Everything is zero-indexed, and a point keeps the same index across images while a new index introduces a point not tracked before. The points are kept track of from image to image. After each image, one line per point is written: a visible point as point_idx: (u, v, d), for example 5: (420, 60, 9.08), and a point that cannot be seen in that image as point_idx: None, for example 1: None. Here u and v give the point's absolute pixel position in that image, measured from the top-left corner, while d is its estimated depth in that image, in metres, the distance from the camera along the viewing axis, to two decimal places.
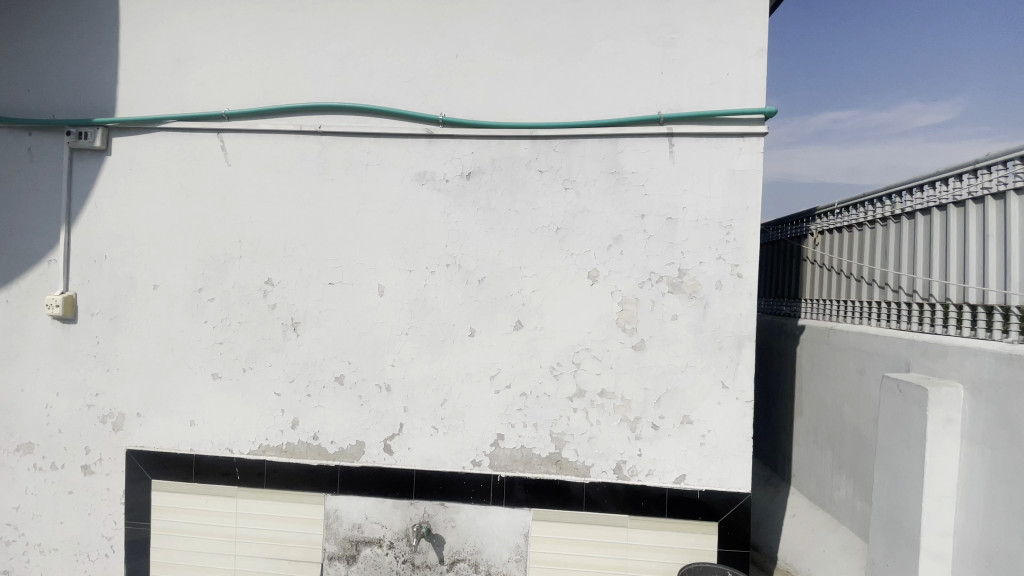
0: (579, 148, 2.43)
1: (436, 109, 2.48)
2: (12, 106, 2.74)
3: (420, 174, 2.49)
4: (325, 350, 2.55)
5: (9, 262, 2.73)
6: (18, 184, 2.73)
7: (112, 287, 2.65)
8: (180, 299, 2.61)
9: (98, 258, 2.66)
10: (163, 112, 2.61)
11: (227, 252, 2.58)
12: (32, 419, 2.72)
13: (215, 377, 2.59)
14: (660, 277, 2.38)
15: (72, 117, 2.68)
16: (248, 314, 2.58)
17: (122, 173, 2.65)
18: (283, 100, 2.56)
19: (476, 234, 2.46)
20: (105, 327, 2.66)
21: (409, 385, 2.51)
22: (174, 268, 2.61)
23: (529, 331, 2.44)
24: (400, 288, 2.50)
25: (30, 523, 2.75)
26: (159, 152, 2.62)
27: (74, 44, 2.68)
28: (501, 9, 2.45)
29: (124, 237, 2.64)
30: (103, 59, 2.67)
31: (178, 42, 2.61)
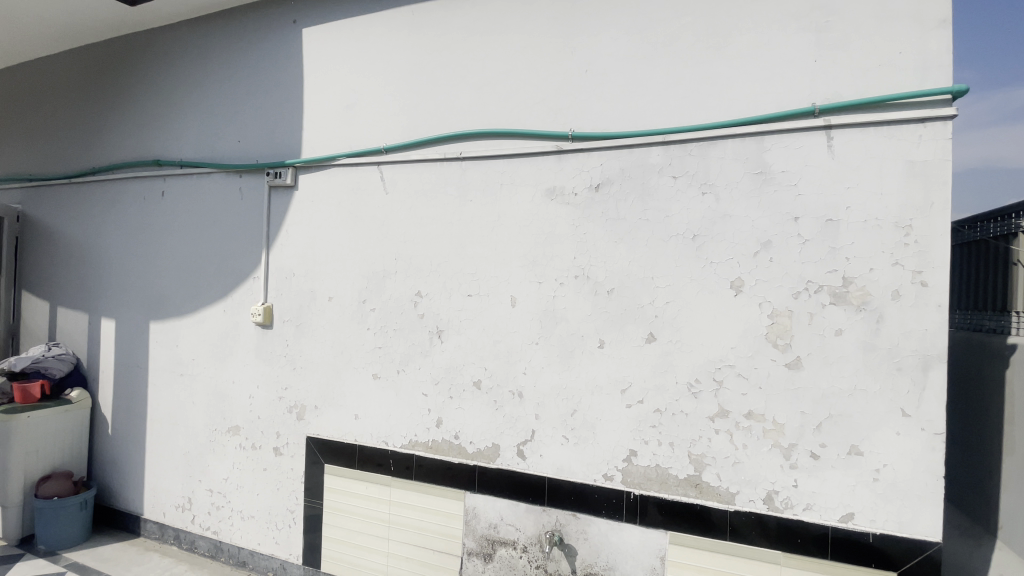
0: (718, 150, 2.30)
1: (566, 125, 2.56)
2: (229, 155, 3.46)
3: (551, 189, 2.58)
4: (464, 357, 2.74)
5: (226, 279, 3.43)
6: (232, 217, 3.42)
7: (298, 299, 3.18)
8: (349, 308, 3.02)
9: (288, 275, 3.21)
10: (336, 151, 3.08)
11: (384, 268, 2.93)
12: (239, 406, 3.36)
13: (374, 377, 2.95)
14: (819, 285, 2.14)
15: (270, 161, 3.29)
16: (401, 322, 2.89)
17: (305, 203, 3.17)
18: (430, 130, 2.85)
19: (607, 245, 2.46)
20: (292, 332, 3.19)
21: (541, 393, 2.58)
22: (344, 282, 3.04)
23: (663, 345, 2.36)
24: (531, 299, 2.60)
25: (235, 491, 3.38)
26: (332, 184, 3.09)
27: (273, 101, 3.31)
28: (631, 19, 2.45)
29: (306, 258, 3.16)
30: (293, 111, 3.24)
31: (347, 90, 3.07)
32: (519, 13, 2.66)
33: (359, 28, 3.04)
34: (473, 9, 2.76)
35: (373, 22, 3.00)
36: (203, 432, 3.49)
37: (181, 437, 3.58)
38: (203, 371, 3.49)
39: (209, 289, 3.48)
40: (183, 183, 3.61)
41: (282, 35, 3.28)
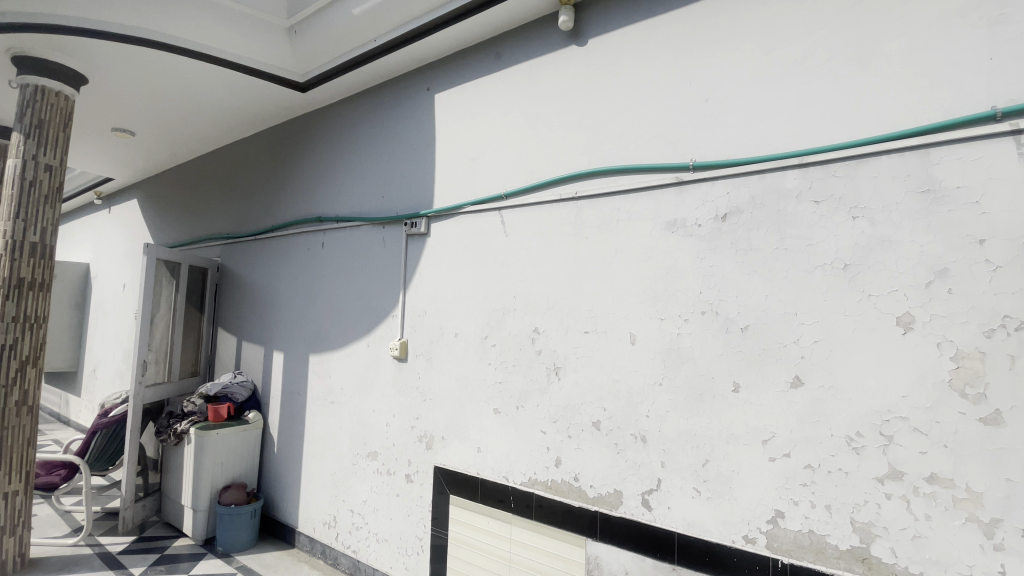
0: (868, 170, 2.04)
1: (686, 156, 2.48)
2: (374, 208, 3.94)
3: (671, 222, 2.49)
4: (583, 396, 2.69)
5: (369, 317, 3.84)
6: (375, 262, 3.86)
7: (428, 335, 3.43)
8: (473, 344, 3.18)
9: (420, 313, 3.50)
10: (463, 199, 3.35)
11: (504, 305, 3.05)
12: (377, 433, 3.67)
13: (496, 413, 3.03)
14: (1021, 322, 1.74)
15: (407, 211, 3.68)
16: (520, 358, 2.95)
17: (435, 248, 3.47)
18: (548, 173, 2.96)
19: (738, 278, 2.29)
20: (423, 366, 3.44)
21: (667, 438, 2.42)
22: (469, 319, 3.22)
23: (813, 391, 2.09)
24: (653, 336, 2.49)
25: (372, 514, 3.64)
26: (459, 229, 3.35)
27: (410, 159, 3.73)
28: (755, 43, 2.35)
29: (435, 297, 3.42)
30: (425, 166, 3.62)
31: (472, 144, 3.35)
32: (633, 53, 2.71)
33: (483, 87, 3.33)
34: (589, 56, 2.87)
35: (495, 81, 3.27)
36: (347, 456, 3.86)
37: (329, 459, 3.99)
38: (349, 399, 3.90)
39: (356, 326, 3.93)
40: (337, 234, 4.19)
41: (418, 101, 3.72)
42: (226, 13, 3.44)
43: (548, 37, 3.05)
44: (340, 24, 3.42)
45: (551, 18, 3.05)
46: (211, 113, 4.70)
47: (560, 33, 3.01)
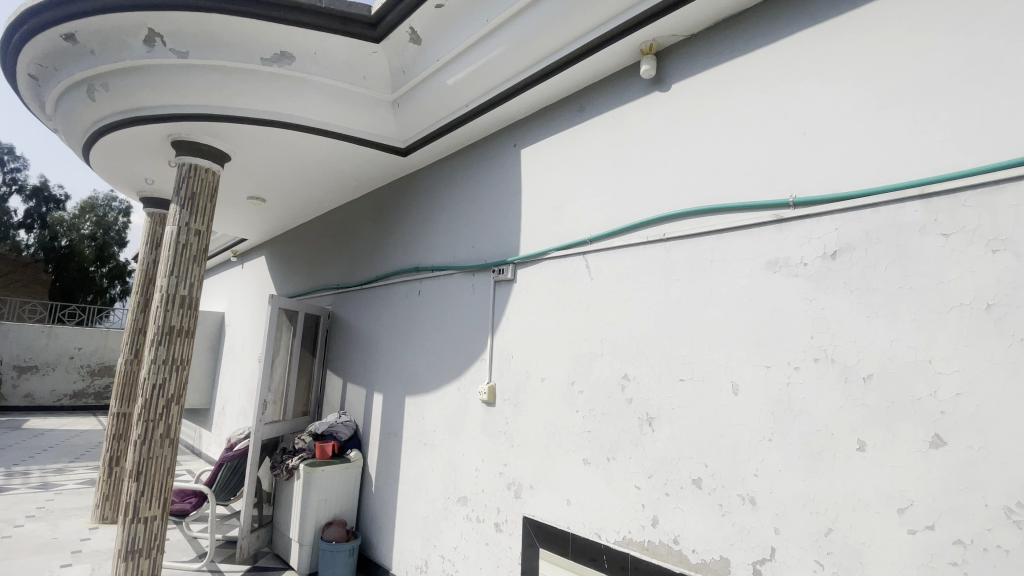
0: (1008, 196, 1.79)
1: (785, 193, 2.35)
2: (465, 257, 4.16)
3: (772, 262, 2.34)
4: (680, 449, 2.53)
5: (460, 362, 3.98)
6: (466, 308, 4.03)
7: (516, 380, 3.46)
8: (560, 391, 3.14)
9: (508, 358, 3.55)
10: (549, 245, 3.42)
11: (592, 351, 3.01)
12: (467, 478, 3.70)
13: (585, 463, 2.93)
14: None
15: (495, 259, 3.83)
16: (609, 406, 2.86)
17: (522, 294, 3.55)
18: (634, 217, 2.94)
19: (854, 321, 2.07)
20: (511, 411, 3.45)
21: (779, 501, 2.18)
22: (556, 365, 3.20)
23: (959, 452, 1.78)
24: (758, 385, 2.31)
25: (462, 562, 3.62)
26: (545, 274, 3.41)
27: (498, 209, 3.92)
28: (855, 72, 2.22)
29: (523, 342, 3.46)
30: (513, 215, 3.78)
31: (557, 192, 3.46)
32: (719, 94, 2.68)
33: (567, 139, 3.46)
34: (673, 101, 2.88)
35: (579, 132, 3.39)
36: (438, 499, 3.92)
37: (422, 502, 4.08)
38: (441, 443, 4.00)
39: (447, 370, 4.08)
40: (431, 283, 4.46)
41: (506, 156, 3.94)
42: (341, 95, 3.94)
43: (631, 87, 3.12)
44: (436, 94, 3.77)
45: (634, 69, 3.13)
46: (326, 179, 5.33)
47: (643, 82, 3.07)
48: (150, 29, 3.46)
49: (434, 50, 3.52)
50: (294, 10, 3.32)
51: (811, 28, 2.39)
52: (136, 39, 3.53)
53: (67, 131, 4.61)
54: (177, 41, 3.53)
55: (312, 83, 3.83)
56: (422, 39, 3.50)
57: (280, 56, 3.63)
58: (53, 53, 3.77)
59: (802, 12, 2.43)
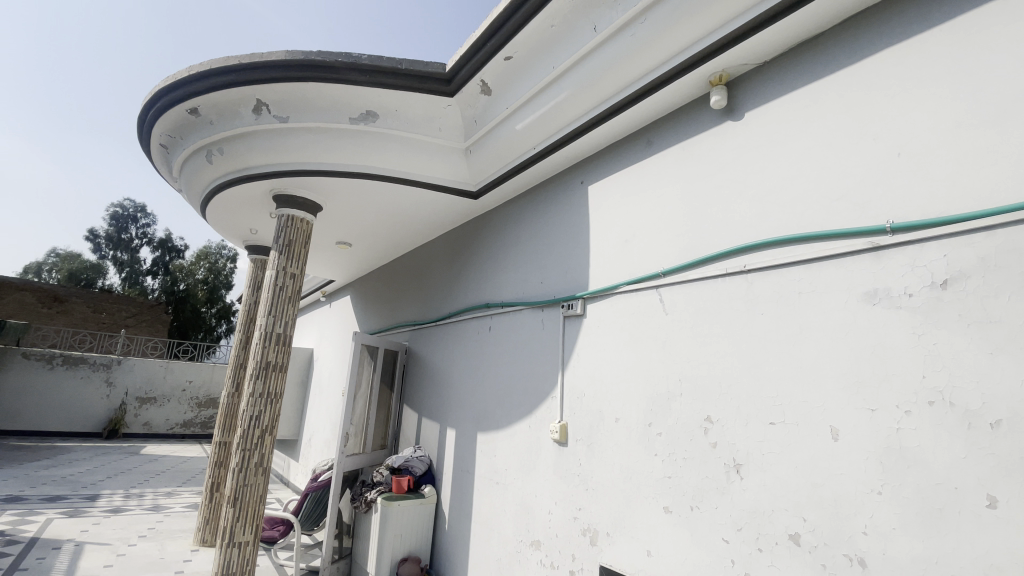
0: None
1: (880, 218, 2.17)
2: (535, 293, 4.20)
3: (869, 293, 2.15)
4: (773, 500, 2.32)
5: (531, 399, 3.95)
6: (536, 344, 4.03)
7: (589, 420, 3.37)
8: (637, 432, 3.02)
9: (580, 396, 3.48)
10: (619, 280, 3.37)
11: (669, 390, 2.88)
12: (540, 520, 3.60)
13: (666, 512, 2.76)
14: None
15: (565, 295, 3.83)
16: (691, 450, 2.70)
17: (593, 330, 3.50)
18: (709, 249, 2.84)
19: (974, 359, 1.83)
20: (585, 452, 3.36)
21: (896, 565, 1.91)
22: (632, 404, 3.09)
23: None
24: (861, 431, 2.08)
25: None
26: (616, 310, 3.35)
27: (567, 245, 3.95)
28: (953, 86, 2.05)
29: (595, 380, 3.39)
30: (581, 251, 3.79)
31: (626, 227, 3.43)
32: (797, 121, 2.58)
33: (635, 174, 3.46)
34: (747, 130, 2.81)
35: (648, 166, 3.38)
36: (511, 542, 3.84)
37: (494, 544, 4.01)
38: (513, 482, 3.96)
39: (518, 407, 4.07)
40: (502, 319, 4.53)
41: (574, 194, 4.00)
42: (418, 146, 4.24)
43: (701, 118, 3.09)
44: (506, 139, 3.94)
45: (703, 101, 3.10)
46: (404, 223, 5.67)
47: (713, 112, 3.02)
48: (258, 100, 3.98)
49: (504, 98, 3.71)
50: (378, 73, 3.66)
51: (897, 46, 2.25)
52: (247, 109, 4.07)
53: (191, 191, 5.33)
54: (280, 108, 4.02)
55: (392, 137, 4.16)
56: (493, 88, 3.70)
57: (366, 115, 4.01)
58: (183, 126, 4.44)
59: (886, 29, 2.31)
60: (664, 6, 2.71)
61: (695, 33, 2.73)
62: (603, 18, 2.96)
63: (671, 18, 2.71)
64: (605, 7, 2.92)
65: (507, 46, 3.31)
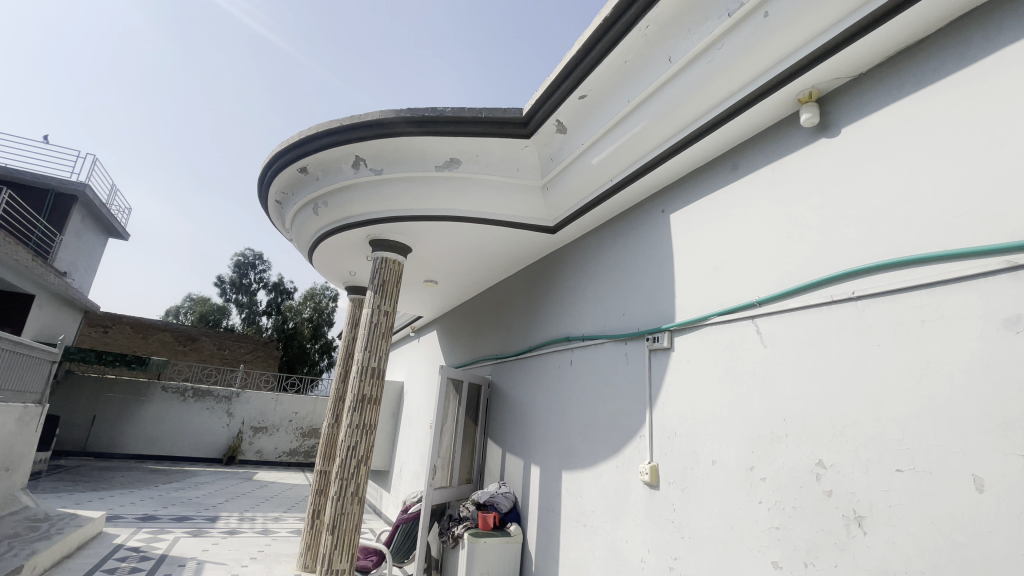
0: None
1: (1018, 233, 1.89)
2: (617, 326, 4.10)
3: (1012, 320, 1.86)
4: (906, 562, 2.00)
5: (617, 437, 3.81)
6: (621, 379, 3.91)
7: (682, 461, 3.17)
8: (737, 476, 2.78)
9: (671, 435, 3.30)
10: (708, 310, 3.21)
11: (772, 430, 2.64)
12: (632, 568, 3.40)
13: (776, 568, 2.48)
14: None
15: (650, 328, 3.71)
16: (801, 499, 2.43)
17: (682, 364, 3.34)
18: (807, 275, 2.63)
19: None
20: (679, 496, 3.14)
21: None
22: (729, 445, 2.87)
23: None
24: (1015, 482, 1.76)
25: None
26: (706, 343, 3.18)
27: (650, 276, 3.85)
28: None
29: (687, 418, 3.20)
30: (665, 282, 3.67)
31: (713, 255, 3.28)
32: (902, 132, 2.36)
33: (720, 200, 3.33)
34: (844, 145, 2.61)
35: (734, 191, 3.24)
36: None
37: None
38: (601, 525, 3.79)
39: (604, 445, 3.93)
40: (584, 353, 4.47)
41: (655, 223, 3.92)
42: (498, 186, 4.42)
43: (791, 138, 2.93)
44: (582, 174, 3.99)
45: (792, 119, 2.95)
46: (486, 260, 5.87)
47: (805, 130, 2.86)
48: (357, 156, 4.45)
49: (579, 134, 3.79)
50: (460, 123, 3.92)
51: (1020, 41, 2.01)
52: (347, 164, 4.56)
53: (299, 240, 5.98)
54: (375, 161, 4.46)
55: (474, 181, 4.39)
56: (568, 127, 3.80)
57: (450, 162, 4.30)
58: (295, 183, 5.06)
59: (1006, 23, 2.07)
60: (742, 29, 2.66)
61: (778, 52, 2.63)
62: (677, 48, 2.96)
63: (751, 39, 2.65)
64: (679, 37, 2.93)
65: (581, 85, 3.41)
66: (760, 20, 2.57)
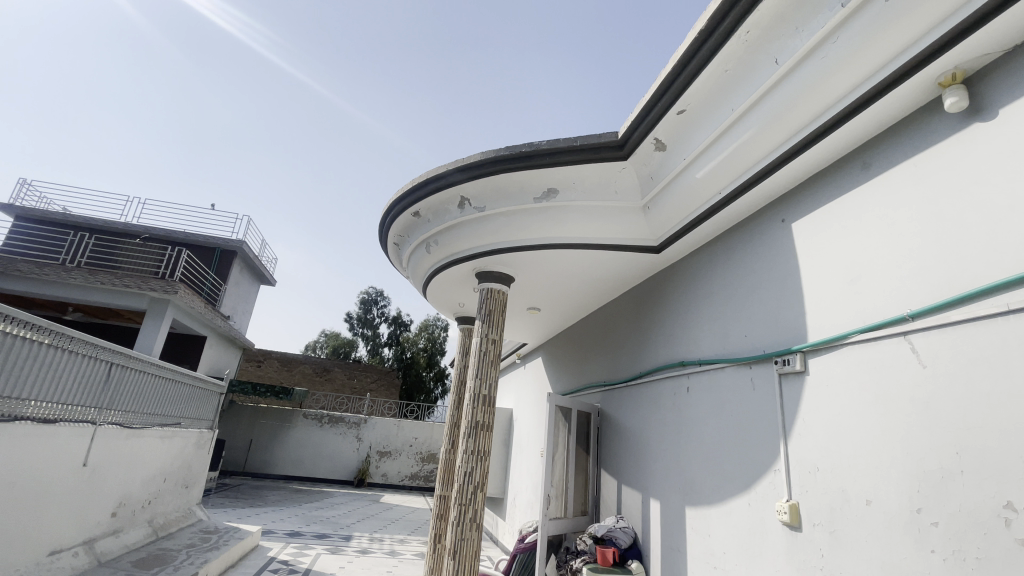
0: None
1: None
2: (739, 348, 3.80)
3: None
4: None
5: (747, 469, 3.48)
6: (747, 406, 3.59)
7: (828, 499, 2.80)
8: (898, 519, 2.39)
9: (812, 469, 2.93)
10: (846, 328, 2.86)
11: (941, 466, 2.24)
12: None
13: None
14: None
15: (777, 349, 3.38)
16: (989, 550, 2.02)
17: (820, 388, 2.98)
18: (971, 280, 2.23)
19: None
20: (826, 540, 2.76)
21: None
22: (886, 482, 2.48)
23: None
24: None
25: None
26: (848, 364, 2.82)
27: (773, 293, 3.54)
28: None
29: (829, 450, 2.84)
30: (792, 298, 3.34)
31: (848, 266, 2.93)
32: None
33: (851, 204, 2.99)
34: (1006, 127, 2.22)
35: (868, 193, 2.89)
36: None
37: None
38: (735, 568, 3.45)
39: (732, 479, 3.61)
40: (703, 378, 4.19)
41: (773, 235, 3.62)
42: (599, 211, 4.41)
43: (934, 126, 2.56)
44: (686, 190, 3.84)
45: (934, 104, 2.58)
46: (590, 284, 5.83)
47: (952, 115, 2.48)
48: (462, 196, 4.78)
49: (680, 150, 3.67)
50: (557, 154, 4.02)
51: None
52: (453, 205, 4.91)
53: (414, 276, 6.48)
54: (478, 200, 4.74)
55: (573, 208, 4.44)
56: (668, 143, 3.70)
57: (548, 192, 4.41)
58: (410, 226, 5.55)
59: None
60: (860, 18, 2.42)
61: (908, 34, 2.35)
62: (784, 48, 2.77)
63: (872, 28, 2.39)
64: (785, 37, 2.75)
65: (679, 100, 3.32)
66: (882, 4, 2.32)
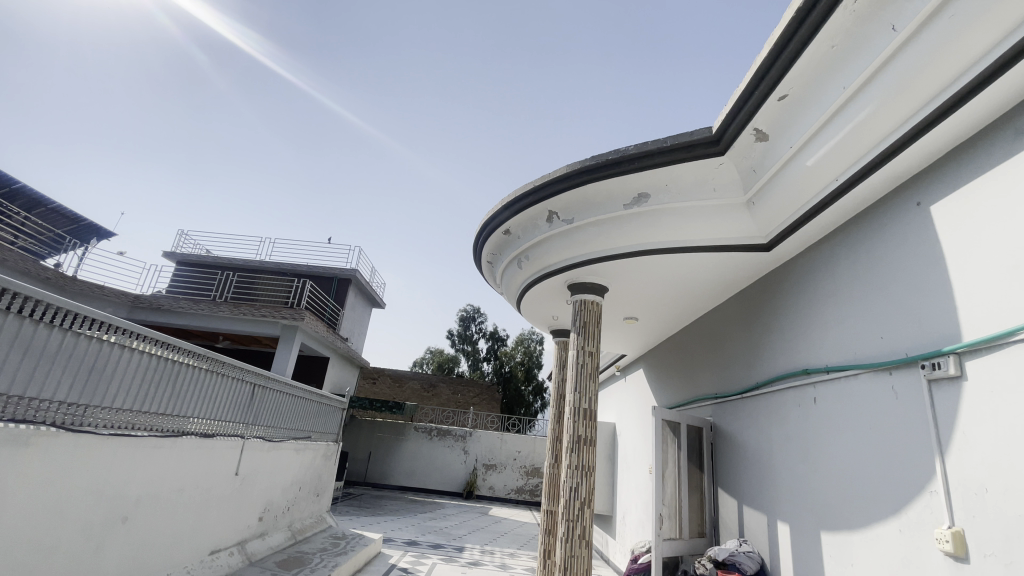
0: None
1: None
2: (874, 352, 3.32)
3: None
4: None
5: (894, 491, 3.01)
6: (889, 418, 3.12)
7: (1001, 525, 2.32)
8: None
9: (979, 491, 2.45)
10: (1012, 322, 2.38)
11: None
12: None
13: None
14: None
15: (923, 351, 2.90)
16: None
17: (982, 395, 2.50)
18: None
19: None
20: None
21: None
22: None
23: None
24: None
25: None
26: (1018, 366, 2.34)
27: (912, 286, 3.06)
28: None
29: (1000, 468, 2.36)
30: (938, 291, 2.86)
31: (1010, 248, 2.45)
32: None
33: (1007, 174, 2.50)
34: None
35: None
36: None
37: None
38: None
39: (875, 501, 3.15)
40: (833, 387, 3.72)
41: (907, 221, 3.15)
42: (696, 212, 4.17)
43: None
44: (795, 181, 3.48)
45: None
46: (692, 290, 5.50)
47: None
48: (550, 210, 4.80)
49: (783, 138, 3.35)
50: (646, 157, 3.88)
51: None
52: (542, 219, 4.94)
53: (508, 292, 6.60)
54: (567, 212, 4.72)
55: (667, 211, 4.24)
56: (770, 132, 3.39)
57: (639, 197, 4.25)
58: (501, 244, 5.69)
59: None
60: None
61: None
62: (903, 13, 2.44)
63: None
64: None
65: (779, 86, 3.04)
66: None
